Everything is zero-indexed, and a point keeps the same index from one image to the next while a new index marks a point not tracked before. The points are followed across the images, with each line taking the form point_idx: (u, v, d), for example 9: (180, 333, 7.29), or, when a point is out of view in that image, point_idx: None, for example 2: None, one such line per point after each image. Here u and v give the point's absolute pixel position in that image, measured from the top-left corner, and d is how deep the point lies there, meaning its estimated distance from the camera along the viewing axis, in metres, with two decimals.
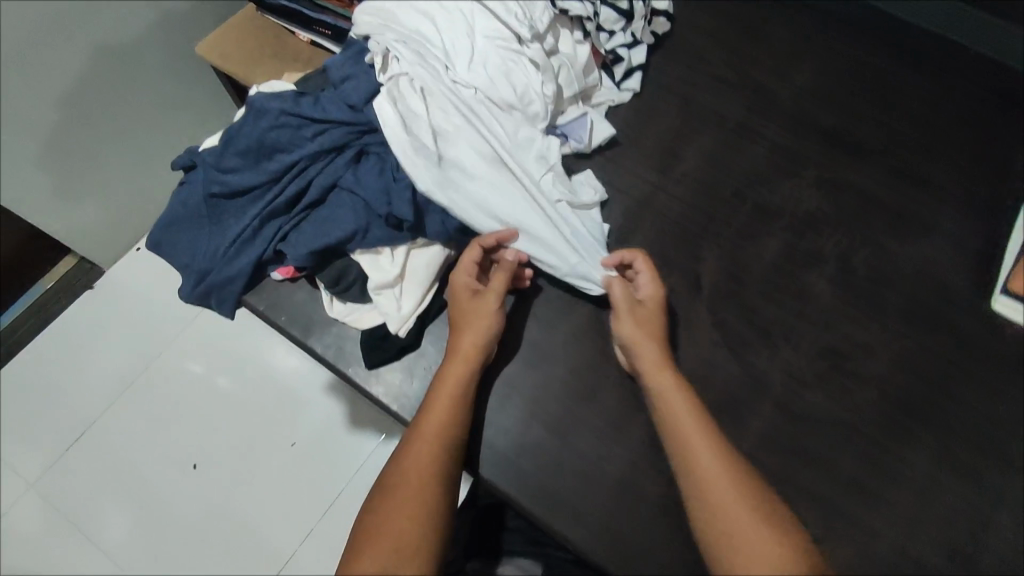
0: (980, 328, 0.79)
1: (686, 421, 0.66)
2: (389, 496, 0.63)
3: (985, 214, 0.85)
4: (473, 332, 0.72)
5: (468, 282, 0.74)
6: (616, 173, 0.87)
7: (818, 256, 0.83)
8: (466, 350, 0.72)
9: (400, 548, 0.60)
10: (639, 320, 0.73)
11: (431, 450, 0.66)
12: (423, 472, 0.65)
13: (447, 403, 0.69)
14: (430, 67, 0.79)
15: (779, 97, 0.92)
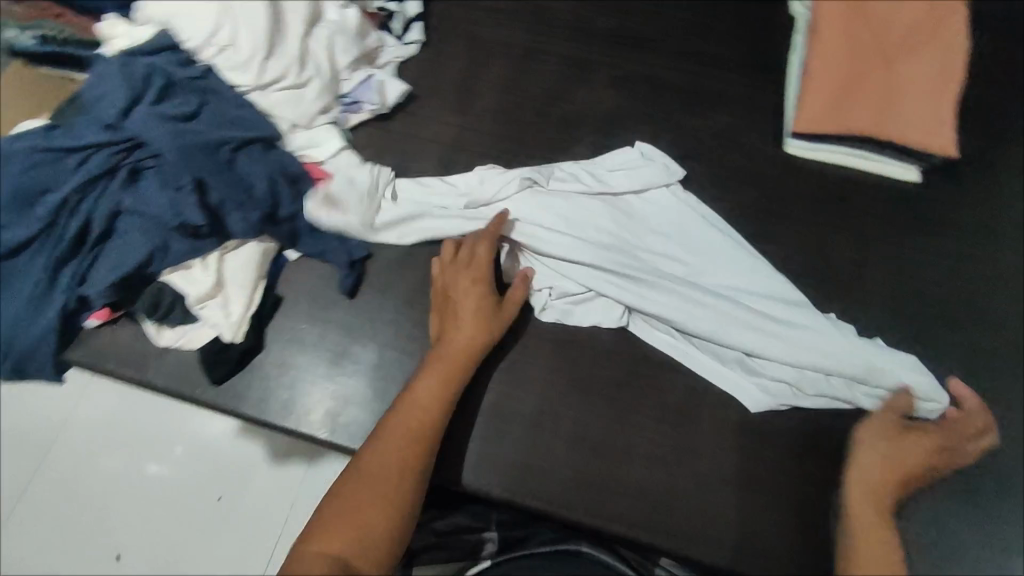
0: (777, 174, 0.87)
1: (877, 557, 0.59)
2: (355, 484, 0.62)
3: (760, 71, 0.92)
4: (469, 330, 0.71)
5: (473, 282, 0.73)
6: (419, 124, 0.88)
7: (626, 149, 0.87)
8: (460, 348, 0.70)
9: (361, 537, 0.58)
10: (920, 444, 0.67)
11: (406, 445, 0.65)
12: (394, 463, 0.63)
13: (431, 399, 0.68)
14: (573, 225, 0.79)
15: (556, 13, 0.95)
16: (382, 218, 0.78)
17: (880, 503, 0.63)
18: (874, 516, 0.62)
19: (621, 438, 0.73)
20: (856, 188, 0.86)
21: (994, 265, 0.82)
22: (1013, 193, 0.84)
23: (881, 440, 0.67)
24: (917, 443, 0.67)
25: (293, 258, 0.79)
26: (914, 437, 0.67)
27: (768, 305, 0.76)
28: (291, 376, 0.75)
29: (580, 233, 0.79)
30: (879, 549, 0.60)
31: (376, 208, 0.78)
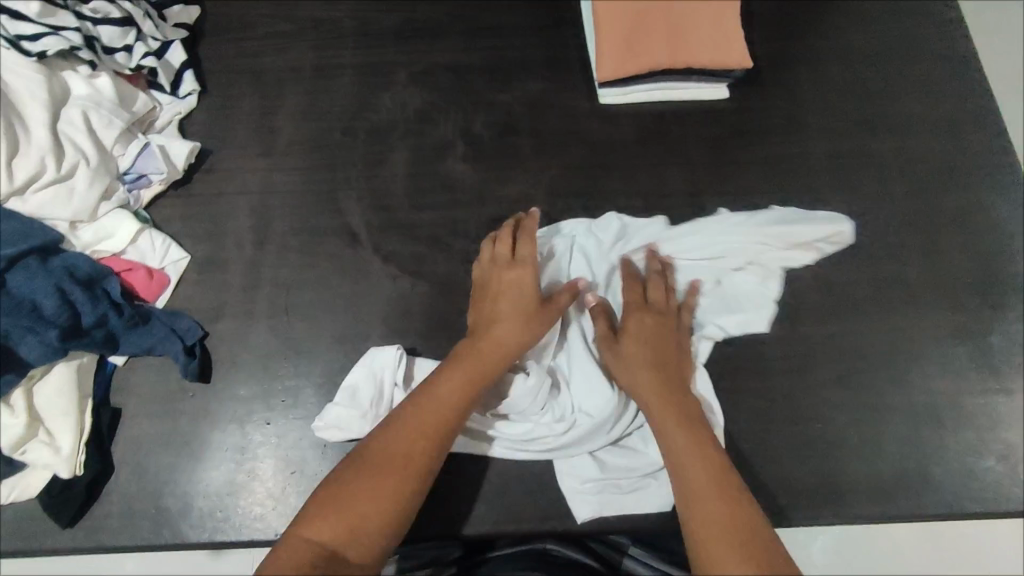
0: (599, 126, 0.85)
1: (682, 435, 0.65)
2: (357, 475, 0.59)
3: (558, 28, 0.90)
4: (510, 328, 0.69)
5: (516, 278, 0.71)
6: (223, 180, 0.81)
7: (444, 143, 0.83)
8: (489, 346, 0.68)
9: (356, 528, 0.55)
10: (638, 332, 0.71)
11: (420, 439, 0.61)
12: (400, 457, 0.60)
13: (455, 397, 0.64)
14: (591, 389, 0.71)
15: (338, 22, 0.89)
16: None
17: (651, 403, 0.67)
18: (663, 419, 0.66)
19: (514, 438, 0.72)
20: (673, 118, 0.86)
21: (812, 157, 0.84)
22: (812, 85, 0.88)
23: (614, 356, 0.71)
24: (633, 336, 0.71)
25: (119, 362, 0.71)
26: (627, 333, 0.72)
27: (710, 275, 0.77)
28: (152, 489, 0.68)
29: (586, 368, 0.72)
30: (678, 437, 0.64)
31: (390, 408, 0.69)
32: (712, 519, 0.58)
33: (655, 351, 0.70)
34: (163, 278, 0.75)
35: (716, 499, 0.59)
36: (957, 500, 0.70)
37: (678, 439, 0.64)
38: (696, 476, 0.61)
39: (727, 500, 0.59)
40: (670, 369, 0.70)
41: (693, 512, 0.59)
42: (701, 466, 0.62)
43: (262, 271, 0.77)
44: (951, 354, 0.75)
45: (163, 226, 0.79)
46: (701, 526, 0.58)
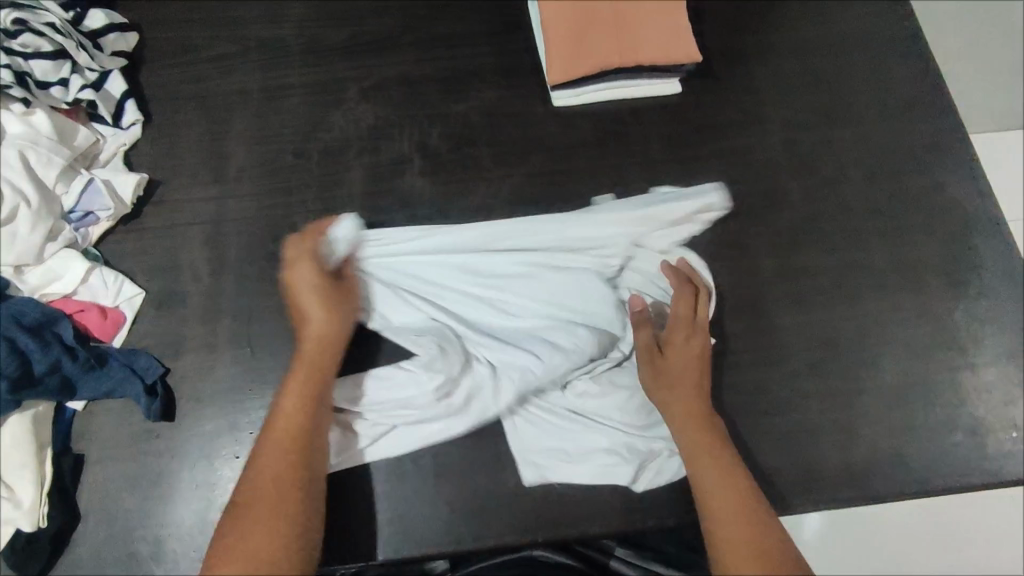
0: (555, 129, 0.85)
1: (701, 439, 0.67)
2: (242, 512, 0.59)
3: (507, 33, 0.89)
4: (324, 322, 0.68)
5: (307, 275, 0.69)
6: (174, 211, 0.79)
7: (399, 157, 0.82)
8: (315, 344, 0.68)
9: (259, 560, 0.56)
10: (675, 352, 0.71)
11: (283, 454, 0.62)
12: (274, 478, 0.61)
13: (297, 406, 0.64)
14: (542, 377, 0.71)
15: (283, 41, 0.87)
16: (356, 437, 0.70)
17: (682, 425, 0.68)
18: (681, 422, 0.68)
19: (489, 451, 0.71)
20: (629, 117, 0.86)
21: (769, 147, 0.85)
22: (764, 75, 0.88)
23: (651, 375, 0.71)
24: (671, 355, 0.71)
25: (78, 407, 0.70)
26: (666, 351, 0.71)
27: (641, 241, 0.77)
28: (122, 534, 0.67)
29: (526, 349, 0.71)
30: (706, 462, 0.65)
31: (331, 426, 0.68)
32: (730, 531, 0.61)
33: (685, 371, 0.70)
34: (118, 317, 0.73)
35: (739, 525, 0.61)
36: (929, 478, 0.71)
37: (705, 463, 0.65)
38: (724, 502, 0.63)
39: (741, 500, 0.63)
40: (701, 388, 0.70)
41: (710, 512, 0.63)
42: (731, 492, 0.63)
43: (220, 302, 0.76)
44: (916, 334, 0.76)
45: (116, 263, 0.77)
46: (720, 535, 0.62)
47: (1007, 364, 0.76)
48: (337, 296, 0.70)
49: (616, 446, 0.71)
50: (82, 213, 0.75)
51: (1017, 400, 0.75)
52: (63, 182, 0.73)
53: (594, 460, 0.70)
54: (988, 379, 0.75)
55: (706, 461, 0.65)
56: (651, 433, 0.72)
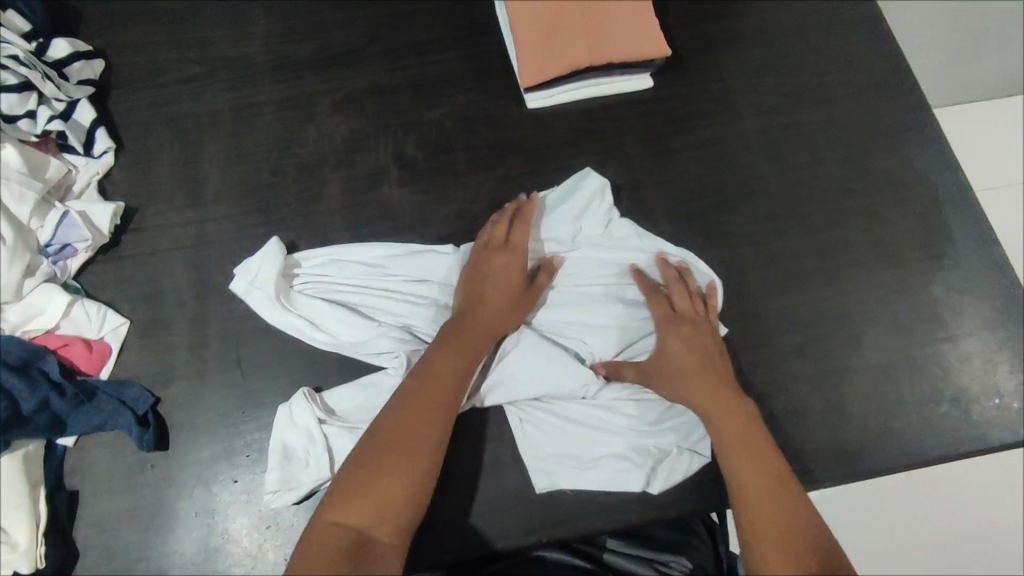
0: (532, 131, 0.85)
1: (732, 421, 0.67)
2: (378, 453, 0.60)
3: (478, 38, 0.89)
4: (498, 311, 0.72)
5: (510, 254, 0.74)
6: (153, 237, 0.79)
7: (378, 169, 0.82)
8: (482, 322, 0.71)
9: (384, 505, 0.58)
10: (676, 342, 0.72)
11: (434, 412, 0.63)
12: (420, 431, 0.61)
13: (454, 371, 0.66)
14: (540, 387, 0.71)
15: (253, 59, 0.87)
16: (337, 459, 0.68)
17: (705, 412, 0.68)
18: (710, 406, 0.68)
19: (489, 457, 0.71)
20: (603, 114, 0.86)
21: (743, 135, 0.86)
22: (733, 64, 0.90)
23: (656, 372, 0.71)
24: (672, 348, 0.72)
25: (69, 443, 0.69)
26: (666, 343, 0.72)
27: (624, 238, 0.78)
28: (123, 566, 0.66)
29: (524, 359, 0.72)
30: (728, 446, 0.66)
31: (325, 438, 0.68)
32: (760, 513, 0.61)
33: (693, 360, 0.71)
34: (103, 349, 0.72)
35: (770, 505, 0.61)
36: (920, 450, 0.73)
37: (726, 444, 0.66)
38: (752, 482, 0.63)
39: (774, 482, 0.63)
40: (714, 373, 0.70)
41: (743, 494, 0.63)
42: (758, 472, 0.64)
43: (207, 326, 0.75)
44: (897, 309, 0.78)
45: (97, 294, 0.76)
46: (750, 516, 0.62)
47: (986, 333, 0.78)
48: (520, 294, 0.73)
49: (626, 449, 0.70)
50: (60, 246, 0.74)
51: (998, 367, 0.76)
52: (37, 216, 0.72)
53: (606, 465, 0.70)
54: (969, 348, 0.77)
55: (733, 442, 0.66)
56: (660, 428, 0.71)
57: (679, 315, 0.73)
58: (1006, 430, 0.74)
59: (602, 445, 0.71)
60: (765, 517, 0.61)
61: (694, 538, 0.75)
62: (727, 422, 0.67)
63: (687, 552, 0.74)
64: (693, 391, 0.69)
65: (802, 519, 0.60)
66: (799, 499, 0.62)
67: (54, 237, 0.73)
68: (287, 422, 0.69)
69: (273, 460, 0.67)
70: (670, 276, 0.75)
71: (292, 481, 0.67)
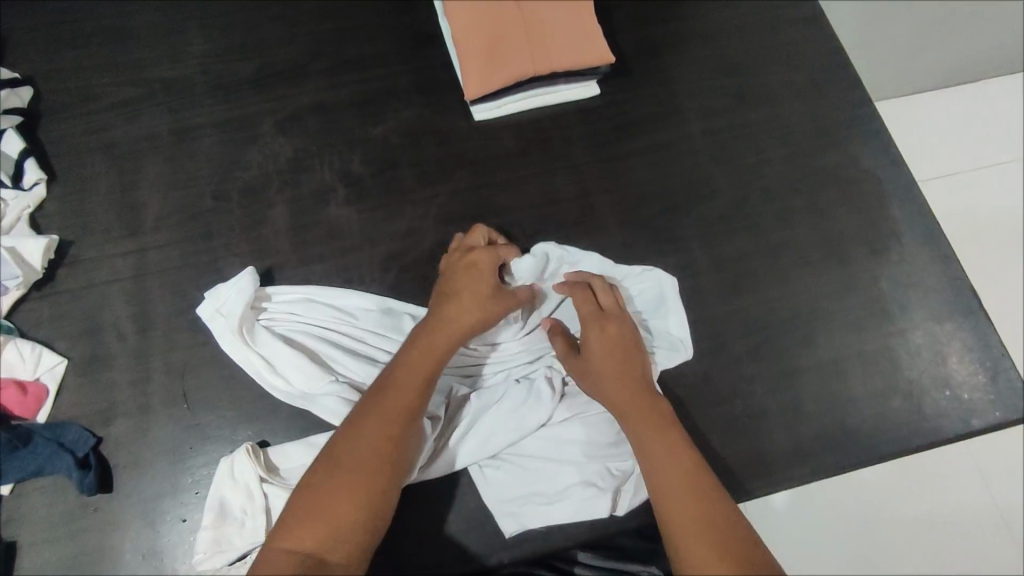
0: (479, 143, 0.84)
1: (646, 424, 0.65)
2: (333, 478, 0.58)
3: (421, 51, 0.88)
4: (467, 312, 0.68)
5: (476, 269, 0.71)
6: (89, 269, 0.76)
7: (323, 189, 0.80)
8: (451, 325, 0.68)
9: (338, 529, 0.56)
10: (597, 342, 0.70)
11: (392, 428, 0.61)
12: (379, 452, 0.60)
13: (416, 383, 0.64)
14: (496, 428, 0.70)
15: (188, 80, 0.84)
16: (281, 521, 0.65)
17: (625, 410, 0.67)
18: (626, 411, 0.67)
19: (446, 480, 0.70)
20: (550, 123, 0.86)
21: (690, 139, 0.86)
22: (678, 69, 0.90)
23: (583, 372, 0.70)
24: (592, 344, 0.70)
25: (4, 491, 0.66)
26: (586, 344, 0.70)
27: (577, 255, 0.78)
28: None
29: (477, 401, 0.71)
30: (651, 439, 0.64)
31: (265, 497, 0.66)
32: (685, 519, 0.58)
33: (615, 358, 0.69)
34: (39, 391, 0.69)
35: (690, 503, 0.59)
36: (875, 444, 0.73)
37: (647, 447, 0.64)
38: (673, 475, 0.61)
39: (693, 488, 0.60)
40: (632, 369, 0.69)
41: (665, 504, 0.60)
42: (677, 466, 0.62)
43: (150, 359, 0.72)
44: (848, 306, 0.79)
45: (32, 332, 0.73)
46: (676, 523, 0.58)
47: (934, 325, 0.79)
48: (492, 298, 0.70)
49: (588, 475, 0.69)
50: None
51: (947, 358, 0.78)
52: None
53: (572, 496, 0.68)
54: (918, 341, 0.78)
55: (652, 450, 0.63)
56: (621, 450, 0.70)
57: (599, 310, 0.72)
58: (957, 420, 0.75)
59: (567, 475, 0.69)
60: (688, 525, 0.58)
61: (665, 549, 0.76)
62: (641, 429, 0.65)
63: (657, 560, 0.75)
64: (610, 394, 0.68)
65: (723, 528, 0.57)
66: (721, 505, 0.59)
67: None
68: (222, 480, 0.66)
69: (206, 520, 0.65)
70: (595, 286, 0.74)
71: (226, 542, 0.64)
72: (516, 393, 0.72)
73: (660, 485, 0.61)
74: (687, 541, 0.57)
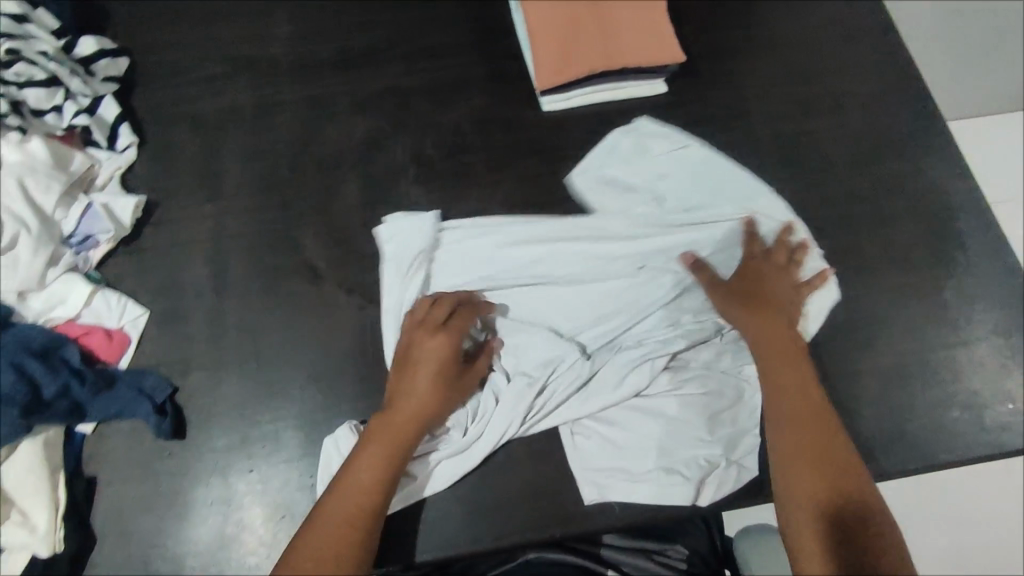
0: (548, 133, 0.86)
1: (793, 366, 0.71)
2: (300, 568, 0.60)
3: (494, 42, 0.91)
4: (422, 399, 0.68)
5: (438, 345, 0.70)
6: (173, 230, 0.80)
7: (396, 167, 0.84)
8: (404, 418, 0.67)
9: None
10: (747, 286, 0.75)
11: (352, 525, 0.62)
12: (337, 547, 0.61)
13: (377, 482, 0.64)
14: (589, 398, 0.72)
15: (273, 58, 0.88)
16: None
17: (767, 353, 0.72)
18: (770, 351, 0.72)
19: (502, 454, 0.72)
20: (618, 118, 0.88)
21: (756, 141, 0.87)
22: (746, 72, 0.91)
23: (728, 306, 0.74)
24: (746, 284, 0.75)
25: (89, 430, 0.70)
26: (742, 281, 0.76)
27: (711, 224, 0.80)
28: (141, 553, 0.67)
29: (583, 371, 0.73)
30: (793, 383, 0.70)
31: None
32: (809, 457, 0.66)
33: (760, 303, 0.74)
34: (123, 339, 0.73)
35: (818, 449, 0.66)
36: (933, 451, 0.73)
37: (790, 387, 0.70)
38: (802, 412, 0.68)
39: (825, 439, 0.67)
40: (777, 317, 0.73)
41: (791, 441, 0.67)
42: (812, 417, 0.68)
43: (226, 317, 0.76)
44: (909, 314, 0.79)
45: (118, 286, 0.77)
46: (795, 465, 0.66)
47: (998, 338, 0.78)
48: (445, 382, 0.69)
49: (672, 462, 0.71)
50: (82, 240, 0.76)
51: (1010, 372, 0.77)
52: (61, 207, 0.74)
53: (653, 479, 0.70)
54: (980, 353, 0.77)
55: (795, 387, 0.69)
56: (713, 438, 0.71)
57: (765, 259, 0.77)
58: (1018, 435, 0.74)
59: (652, 459, 0.71)
60: (809, 471, 0.66)
61: (687, 525, 0.80)
62: (785, 368, 0.71)
63: (682, 539, 0.79)
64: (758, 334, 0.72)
65: (840, 483, 0.65)
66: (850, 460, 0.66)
67: (76, 228, 0.75)
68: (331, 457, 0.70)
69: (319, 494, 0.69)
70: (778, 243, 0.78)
71: None
72: (614, 367, 0.73)
73: (798, 420, 0.68)
74: (807, 487, 0.65)
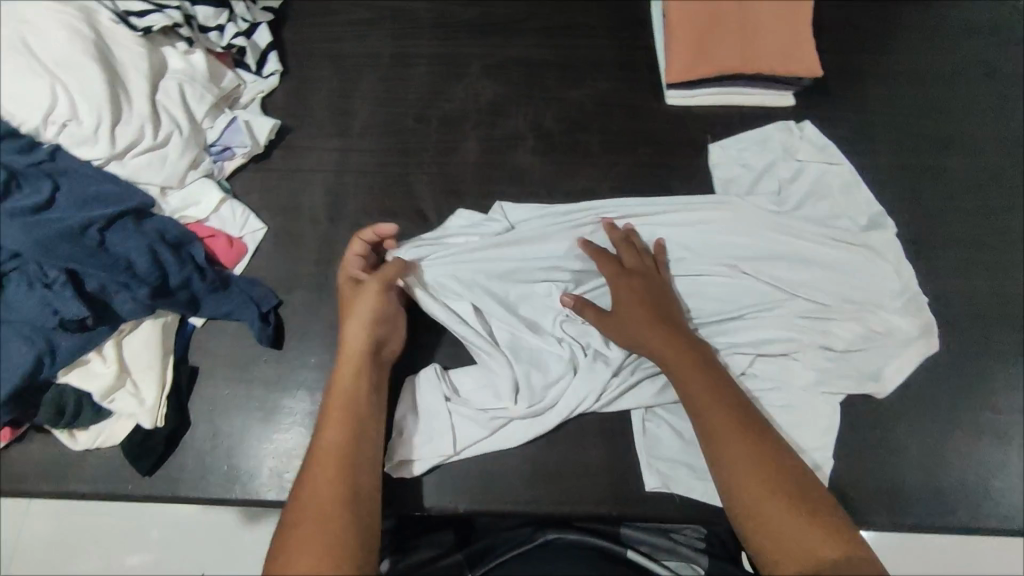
0: (668, 126, 0.87)
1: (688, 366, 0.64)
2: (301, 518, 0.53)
3: (629, 29, 0.92)
4: (353, 327, 0.66)
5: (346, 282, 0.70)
6: (300, 157, 0.85)
7: (515, 134, 0.86)
8: (350, 355, 0.65)
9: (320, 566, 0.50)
10: (626, 290, 0.71)
11: (339, 463, 0.57)
12: (333, 488, 0.55)
13: (349, 419, 0.61)
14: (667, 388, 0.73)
15: (416, 13, 0.92)
16: (461, 427, 0.71)
17: (665, 354, 0.66)
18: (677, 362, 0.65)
19: (574, 424, 0.74)
20: (739, 124, 0.87)
21: (878, 169, 0.85)
22: (881, 98, 0.88)
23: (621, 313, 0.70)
24: (629, 293, 0.70)
25: (198, 323, 0.75)
26: (619, 291, 0.71)
27: (823, 244, 0.77)
28: (226, 445, 0.72)
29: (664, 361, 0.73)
30: (695, 376, 0.63)
31: (449, 415, 0.72)
32: (739, 465, 0.57)
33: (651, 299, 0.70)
34: (242, 248, 0.78)
35: (740, 444, 0.58)
36: (1011, 516, 0.72)
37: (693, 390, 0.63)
38: (719, 411, 0.60)
39: (745, 434, 0.59)
40: (669, 315, 0.69)
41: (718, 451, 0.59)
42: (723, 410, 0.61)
43: (335, 245, 0.80)
44: (1010, 373, 0.76)
45: (243, 199, 0.83)
46: (734, 474, 0.57)
47: None
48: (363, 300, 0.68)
49: None
50: (221, 150, 0.81)
51: None
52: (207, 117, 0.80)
53: None
54: None
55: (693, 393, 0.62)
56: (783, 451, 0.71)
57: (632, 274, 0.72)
58: None
59: None
60: (745, 477, 0.56)
61: None
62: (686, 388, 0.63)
63: None
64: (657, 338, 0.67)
65: (781, 481, 0.56)
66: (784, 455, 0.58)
67: (217, 139, 0.80)
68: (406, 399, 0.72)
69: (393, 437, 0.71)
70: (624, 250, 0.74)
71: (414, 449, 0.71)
72: None
73: (713, 429, 0.60)
74: (750, 497, 0.55)
